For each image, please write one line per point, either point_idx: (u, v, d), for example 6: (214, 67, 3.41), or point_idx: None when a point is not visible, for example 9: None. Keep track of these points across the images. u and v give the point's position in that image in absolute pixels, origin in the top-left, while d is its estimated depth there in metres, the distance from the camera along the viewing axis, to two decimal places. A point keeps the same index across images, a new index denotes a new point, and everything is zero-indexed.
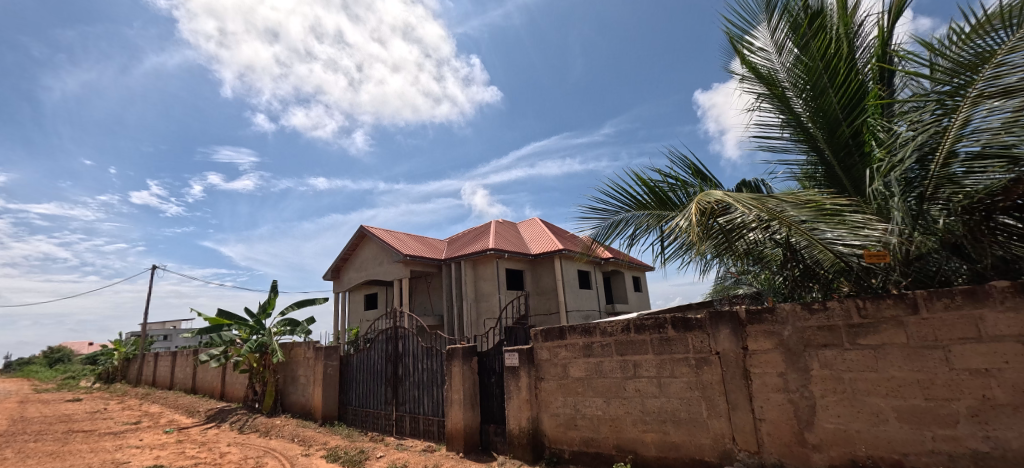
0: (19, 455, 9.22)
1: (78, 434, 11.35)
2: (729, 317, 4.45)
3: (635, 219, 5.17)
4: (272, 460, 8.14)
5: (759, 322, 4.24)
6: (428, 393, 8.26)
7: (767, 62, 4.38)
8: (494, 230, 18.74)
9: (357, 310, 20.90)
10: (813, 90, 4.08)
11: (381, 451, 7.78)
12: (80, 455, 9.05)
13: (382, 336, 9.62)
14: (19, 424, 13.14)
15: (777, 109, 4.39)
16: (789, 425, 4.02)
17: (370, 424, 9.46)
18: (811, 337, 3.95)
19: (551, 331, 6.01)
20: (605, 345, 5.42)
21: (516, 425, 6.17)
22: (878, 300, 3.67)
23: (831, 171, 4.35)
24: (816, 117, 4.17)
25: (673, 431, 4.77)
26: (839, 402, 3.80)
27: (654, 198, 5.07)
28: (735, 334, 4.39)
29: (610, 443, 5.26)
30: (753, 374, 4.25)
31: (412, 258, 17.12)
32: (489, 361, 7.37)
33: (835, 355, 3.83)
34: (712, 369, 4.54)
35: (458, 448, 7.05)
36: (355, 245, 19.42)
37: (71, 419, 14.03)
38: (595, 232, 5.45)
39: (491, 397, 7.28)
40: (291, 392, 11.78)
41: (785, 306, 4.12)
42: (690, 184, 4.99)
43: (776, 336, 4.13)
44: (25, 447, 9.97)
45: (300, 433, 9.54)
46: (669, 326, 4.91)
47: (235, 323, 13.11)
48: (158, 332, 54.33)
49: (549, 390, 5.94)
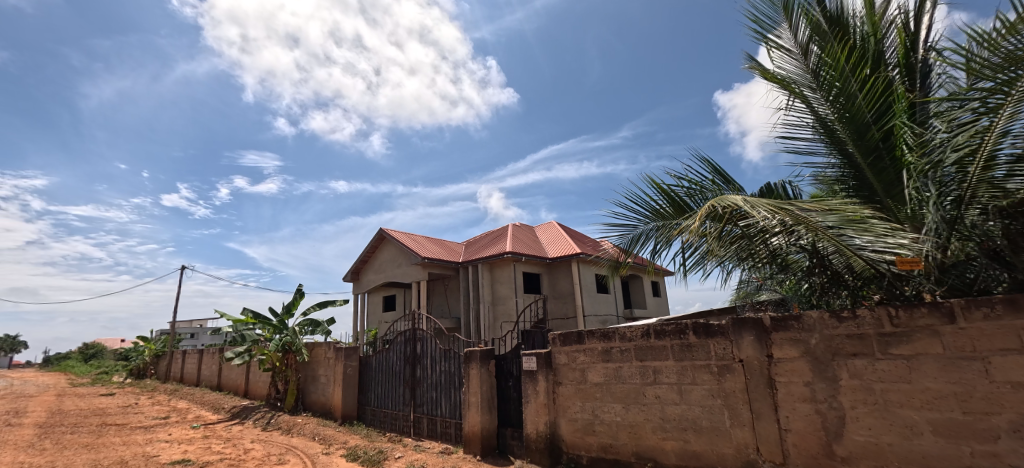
0: (55, 446, 9.58)
1: (111, 427, 11.75)
2: (753, 323, 4.35)
3: (655, 230, 5.09)
4: (293, 458, 8.27)
5: (785, 329, 4.12)
6: (446, 395, 8.29)
7: (790, 65, 4.26)
8: (512, 233, 18.76)
9: (377, 311, 21.15)
10: (840, 92, 3.95)
11: (399, 452, 7.83)
12: (113, 448, 9.37)
13: (400, 338, 9.70)
14: (57, 416, 13.70)
15: (800, 113, 4.27)
16: (816, 436, 3.89)
17: (388, 425, 9.53)
18: (840, 346, 3.82)
19: (569, 335, 5.96)
20: (624, 350, 5.36)
21: (534, 429, 6.14)
22: (912, 309, 3.52)
23: (859, 175, 4.21)
24: (843, 120, 4.02)
25: (694, 440, 4.67)
26: (869, 414, 3.66)
27: (672, 205, 4.99)
28: (759, 342, 4.28)
29: (629, 449, 5.18)
30: (778, 382, 4.13)
31: (430, 261, 17.24)
32: (506, 364, 7.33)
33: (865, 365, 3.69)
34: (735, 377, 4.43)
35: (475, 451, 7.04)
36: (374, 247, 19.67)
37: (104, 412, 14.56)
38: (615, 242, 5.40)
39: (508, 401, 7.24)
40: (312, 391, 11.97)
41: (812, 313, 3.99)
42: (709, 188, 4.86)
43: (802, 343, 4.01)
44: (62, 438, 10.37)
45: (320, 432, 9.67)
46: (690, 332, 4.82)
47: (259, 323, 13.39)
48: (185, 330, 56.13)
49: (567, 395, 5.89)
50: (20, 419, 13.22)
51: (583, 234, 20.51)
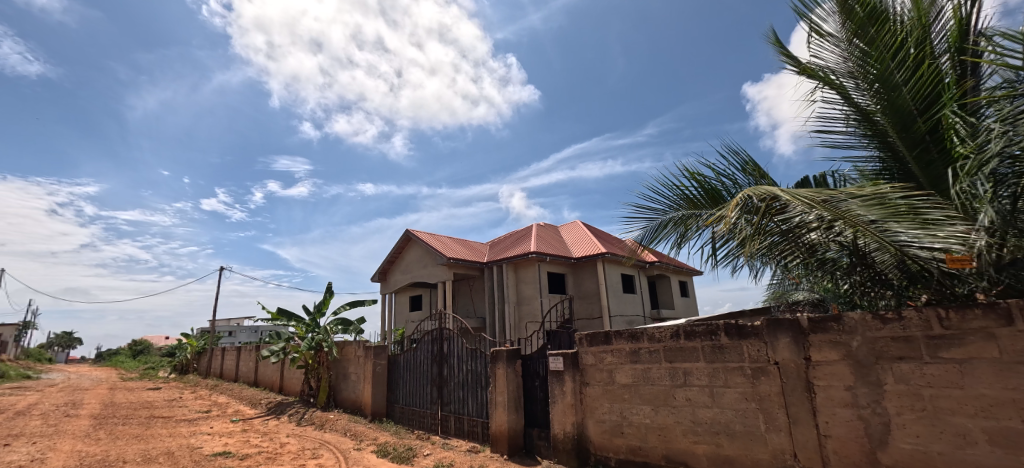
0: (109, 436, 10.13)
1: (159, 420, 12.34)
2: (789, 325, 4.19)
3: (687, 218, 4.96)
4: (327, 453, 8.46)
5: (824, 331, 3.94)
6: (472, 394, 8.33)
7: (831, 54, 4.10)
8: (536, 233, 18.71)
9: (404, 311, 21.45)
10: (885, 80, 3.79)
11: (427, 450, 7.91)
12: (160, 439, 9.85)
13: (427, 337, 9.80)
14: (109, 409, 14.48)
15: (840, 103, 4.13)
16: (859, 443, 3.71)
17: (416, 423, 9.65)
18: (884, 349, 3.63)
19: (597, 335, 5.88)
20: (653, 352, 5.24)
21: (561, 430, 6.09)
22: (963, 310, 3.31)
23: (905, 166, 4.03)
24: (885, 111, 3.88)
25: (727, 444, 4.53)
26: (917, 421, 3.47)
27: (705, 196, 4.86)
28: (795, 344, 4.11)
29: (659, 452, 5.07)
30: (817, 386, 3.96)
31: (455, 261, 17.37)
32: (533, 364, 7.29)
33: (912, 369, 3.49)
34: (770, 379, 4.28)
35: (502, 450, 7.05)
36: (401, 248, 19.97)
37: (152, 405, 15.30)
38: (640, 235, 5.30)
39: (534, 401, 7.20)
40: (343, 388, 12.23)
41: (852, 314, 3.80)
42: (744, 181, 4.71)
43: (842, 346, 3.83)
44: (115, 429, 10.94)
45: (352, 428, 9.88)
46: (722, 333, 4.68)
47: (293, 322, 13.75)
48: (224, 328, 58.60)
49: (594, 395, 5.82)
50: (77, 410, 14.04)
51: (608, 234, 20.27)
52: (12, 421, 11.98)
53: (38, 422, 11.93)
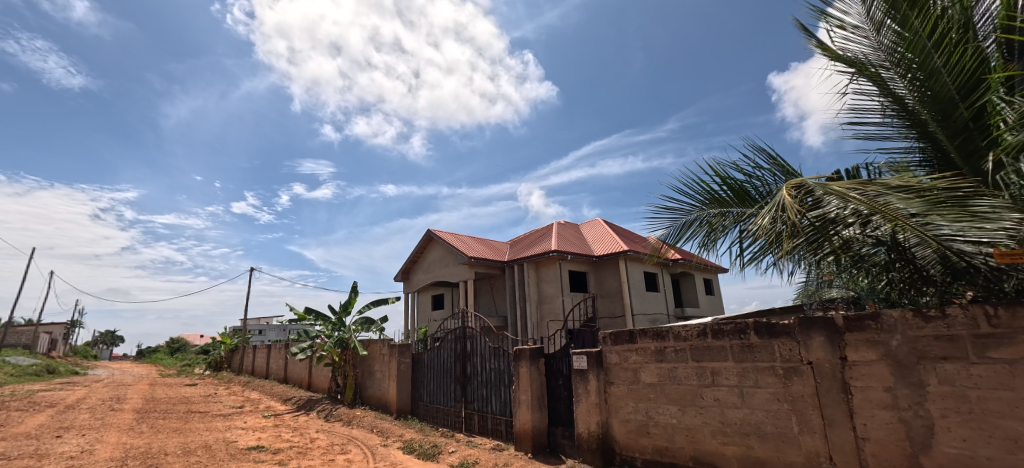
0: (151, 429, 10.57)
1: (197, 414, 12.83)
2: (823, 324, 4.03)
3: (713, 218, 4.82)
4: (355, 448, 8.61)
5: (861, 330, 3.78)
6: (496, 393, 8.35)
7: (861, 43, 3.94)
8: (557, 231, 18.62)
9: (427, 309, 21.68)
10: (923, 67, 3.62)
11: (452, 447, 7.98)
12: (198, 433, 10.22)
13: (450, 335, 9.87)
14: (151, 403, 15.11)
15: (874, 94, 3.96)
16: (899, 446, 3.55)
17: (441, 420, 9.74)
18: (926, 348, 3.46)
19: (621, 334, 5.81)
20: (679, 350, 5.14)
21: (585, 429, 6.04)
22: (1014, 308, 3.13)
23: (947, 156, 3.84)
24: (924, 99, 3.70)
25: (757, 446, 4.41)
26: (963, 424, 3.29)
27: (731, 195, 4.73)
28: (830, 343, 3.96)
29: (686, 453, 4.98)
30: (853, 387, 3.81)
31: (477, 261, 17.45)
32: (556, 363, 7.25)
33: (957, 369, 3.32)
34: (803, 380, 4.14)
35: (527, 448, 7.04)
36: (423, 248, 20.18)
37: (190, 401, 15.90)
38: (664, 233, 5.19)
39: (558, 399, 7.16)
40: (369, 386, 12.44)
41: (892, 313, 3.64)
42: (772, 179, 4.56)
43: (881, 346, 3.67)
44: (156, 423, 11.42)
45: (378, 425, 10.04)
46: (752, 332, 4.55)
47: (320, 321, 14.05)
48: (256, 327, 60.44)
49: (618, 394, 5.75)
50: (121, 404, 14.71)
51: (630, 232, 20.02)
52: (63, 414, 12.64)
53: (86, 415, 12.55)
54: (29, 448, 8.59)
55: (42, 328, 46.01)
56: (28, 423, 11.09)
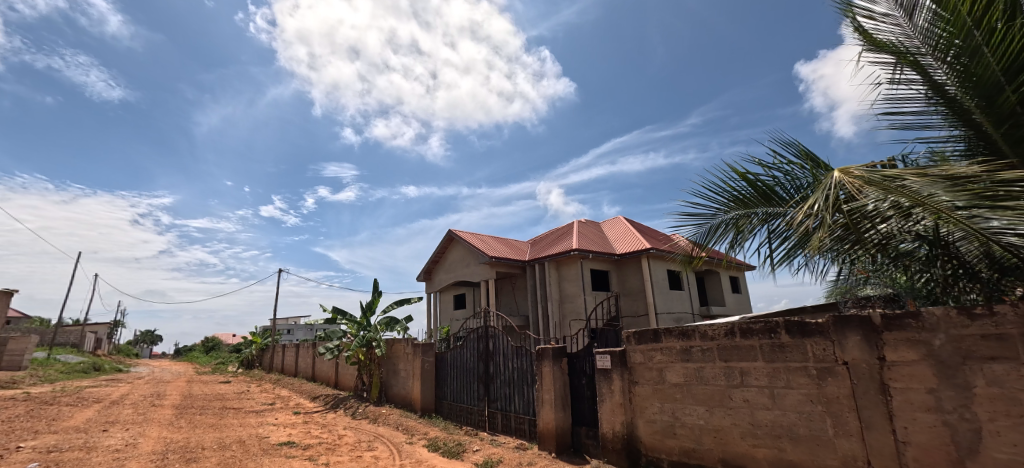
0: (189, 424, 10.96)
1: (231, 410, 13.24)
2: (859, 322, 3.87)
3: (738, 219, 4.67)
4: (381, 445, 8.73)
5: (900, 329, 3.60)
6: (519, 392, 8.33)
7: (894, 30, 3.81)
8: (578, 230, 18.48)
9: (449, 309, 21.84)
10: (962, 50, 3.44)
11: (476, 445, 8.01)
12: (232, 428, 10.54)
13: (473, 334, 9.90)
14: (188, 399, 15.68)
15: (911, 81, 3.78)
16: (944, 451, 3.37)
17: (465, 419, 9.78)
18: (971, 349, 3.29)
19: (645, 333, 5.71)
20: (705, 350, 5.02)
21: (610, 429, 5.97)
22: None
23: (994, 145, 3.61)
24: (965, 83, 3.51)
25: (790, 448, 4.28)
26: (1014, 429, 3.11)
27: (757, 194, 4.59)
28: (867, 343, 3.80)
29: (714, 455, 4.86)
30: (893, 389, 3.64)
31: (498, 260, 17.46)
32: (579, 362, 7.19)
33: (1007, 370, 3.14)
34: (838, 381, 3.98)
35: (551, 448, 7.00)
36: (444, 248, 20.33)
37: (224, 397, 16.43)
38: (690, 237, 5.07)
39: (581, 399, 7.10)
40: (394, 384, 12.60)
41: (933, 310, 3.46)
42: (799, 174, 4.40)
43: (923, 345, 3.49)
44: (193, 418, 11.84)
45: (403, 423, 10.15)
46: (782, 331, 4.41)
47: (345, 321, 14.30)
48: (284, 326, 62.14)
49: (643, 395, 5.65)
50: (161, 401, 15.32)
51: (652, 230, 19.72)
52: (108, 409, 13.25)
53: (130, 410, 13.11)
54: (78, 440, 9.02)
55: (88, 328, 48.31)
56: (77, 417, 11.67)
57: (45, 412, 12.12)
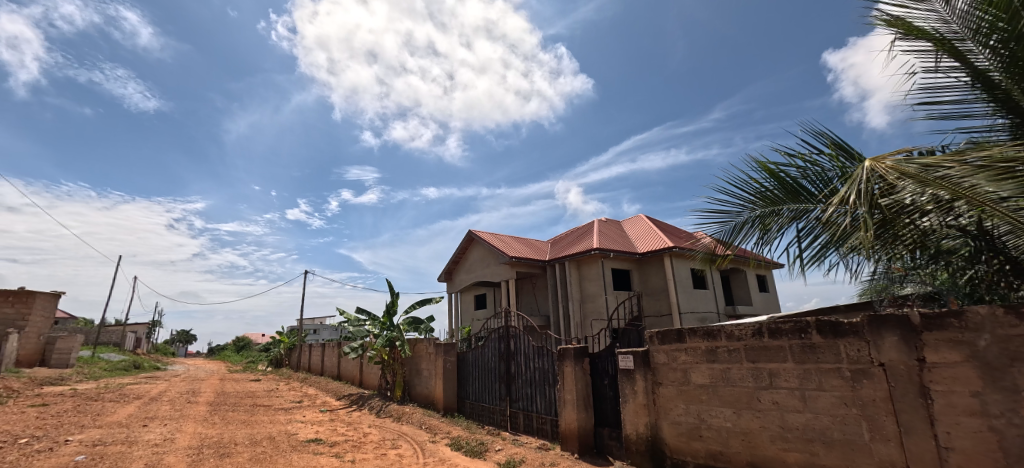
0: (222, 421, 11.31)
1: (261, 408, 13.59)
2: (896, 322, 3.69)
3: (765, 218, 4.53)
4: (405, 443, 8.82)
5: (941, 329, 3.42)
6: (541, 392, 8.29)
7: (929, 16, 3.63)
8: (598, 229, 18.30)
9: (470, 309, 21.95)
10: (1008, 33, 3.28)
11: (499, 445, 8.00)
12: (263, 425, 10.82)
13: (494, 334, 9.91)
14: (221, 397, 16.20)
15: (950, 69, 3.59)
16: (990, 458, 3.20)
17: (487, 418, 9.79)
18: (1021, 350, 3.11)
19: (668, 333, 5.61)
20: (732, 351, 4.89)
21: (633, 431, 5.89)
22: None
23: None
24: (1012, 69, 3.33)
25: (823, 453, 4.12)
26: None
27: (783, 189, 4.45)
28: (905, 344, 3.62)
29: (743, 459, 4.72)
30: (934, 392, 3.46)
31: (518, 260, 17.45)
32: (601, 363, 7.11)
33: None
34: (873, 383, 3.82)
35: (573, 448, 6.94)
36: (465, 248, 20.43)
37: (255, 395, 16.90)
38: (715, 236, 4.94)
39: (604, 400, 7.02)
40: (417, 383, 12.71)
41: (978, 310, 3.29)
42: (826, 166, 4.25)
43: (966, 346, 3.31)
44: (226, 415, 12.20)
45: (427, 421, 10.23)
46: (813, 331, 4.25)
47: (369, 321, 14.51)
48: (310, 327, 63.64)
49: (668, 396, 5.53)
50: (196, 397, 15.86)
51: (675, 228, 19.41)
52: (147, 405, 13.80)
53: (167, 406, 13.60)
54: (120, 435, 9.39)
55: (128, 328, 50.54)
56: (119, 413, 12.17)
57: (90, 408, 12.70)
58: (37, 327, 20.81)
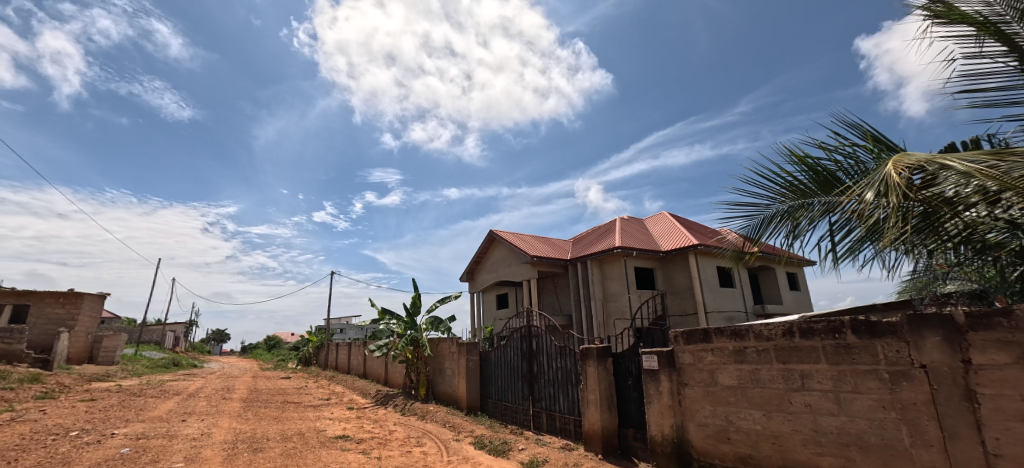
0: (255, 416, 11.64)
1: (291, 405, 13.94)
2: (938, 321, 3.51)
3: (796, 210, 4.37)
4: (430, 441, 8.89)
5: (988, 329, 3.23)
6: (563, 392, 8.23)
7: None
8: (620, 227, 18.08)
9: (492, 309, 22.01)
10: None
11: (522, 444, 7.96)
12: (293, 421, 11.08)
13: (517, 334, 9.89)
14: (254, 393, 16.68)
15: (998, 52, 3.37)
16: None
17: (509, 418, 9.78)
18: None
19: (694, 333, 5.47)
20: (761, 351, 4.73)
21: (658, 432, 5.78)
22: None
23: None
24: None
25: (860, 459, 3.95)
26: None
27: (816, 181, 4.28)
28: (948, 344, 3.43)
29: (773, 462, 4.57)
30: (981, 395, 3.27)
31: (539, 259, 17.40)
32: (625, 363, 7.00)
33: None
34: (913, 386, 3.64)
35: (597, 449, 6.86)
36: (487, 248, 20.50)
37: (285, 392, 17.35)
38: (742, 231, 4.79)
39: (628, 401, 6.90)
40: (440, 382, 12.80)
41: None
42: (863, 157, 4.06)
43: (1017, 347, 3.12)
44: (258, 411, 12.55)
45: (451, 420, 10.29)
46: (848, 331, 4.08)
47: (393, 321, 14.70)
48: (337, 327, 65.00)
49: (694, 397, 5.40)
50: (231, 394, 16.38)
51: (699, 226, 19.01)
52: (186, 401, 14.32)
53: (204, 402, 14.09)
54: (161, 429, 9.77)
55: (168, 327, 52.80)
56: (160, 408, 12.67)
57: (134, 403, 13.27)
58: (85, 326, 21.84)
